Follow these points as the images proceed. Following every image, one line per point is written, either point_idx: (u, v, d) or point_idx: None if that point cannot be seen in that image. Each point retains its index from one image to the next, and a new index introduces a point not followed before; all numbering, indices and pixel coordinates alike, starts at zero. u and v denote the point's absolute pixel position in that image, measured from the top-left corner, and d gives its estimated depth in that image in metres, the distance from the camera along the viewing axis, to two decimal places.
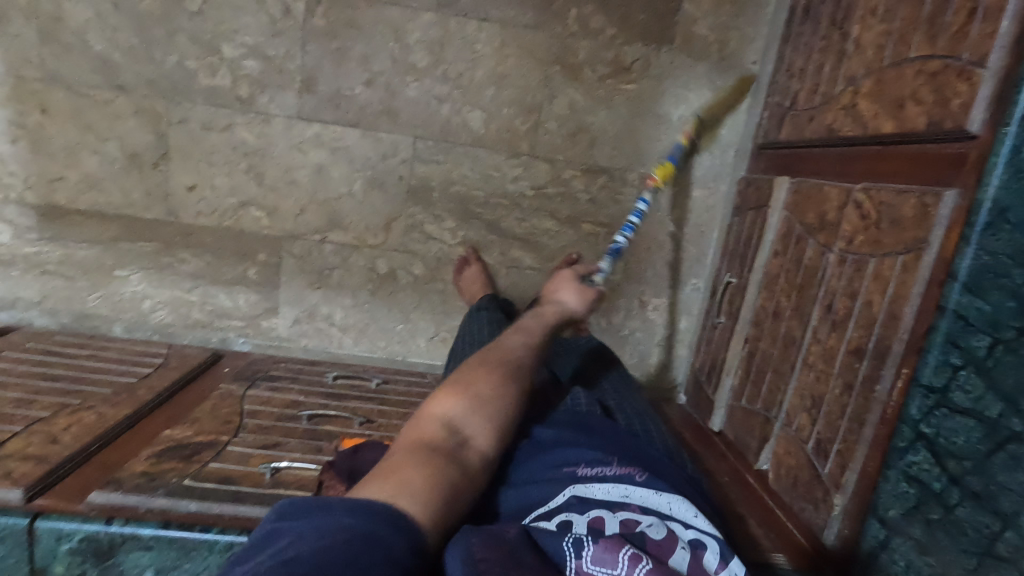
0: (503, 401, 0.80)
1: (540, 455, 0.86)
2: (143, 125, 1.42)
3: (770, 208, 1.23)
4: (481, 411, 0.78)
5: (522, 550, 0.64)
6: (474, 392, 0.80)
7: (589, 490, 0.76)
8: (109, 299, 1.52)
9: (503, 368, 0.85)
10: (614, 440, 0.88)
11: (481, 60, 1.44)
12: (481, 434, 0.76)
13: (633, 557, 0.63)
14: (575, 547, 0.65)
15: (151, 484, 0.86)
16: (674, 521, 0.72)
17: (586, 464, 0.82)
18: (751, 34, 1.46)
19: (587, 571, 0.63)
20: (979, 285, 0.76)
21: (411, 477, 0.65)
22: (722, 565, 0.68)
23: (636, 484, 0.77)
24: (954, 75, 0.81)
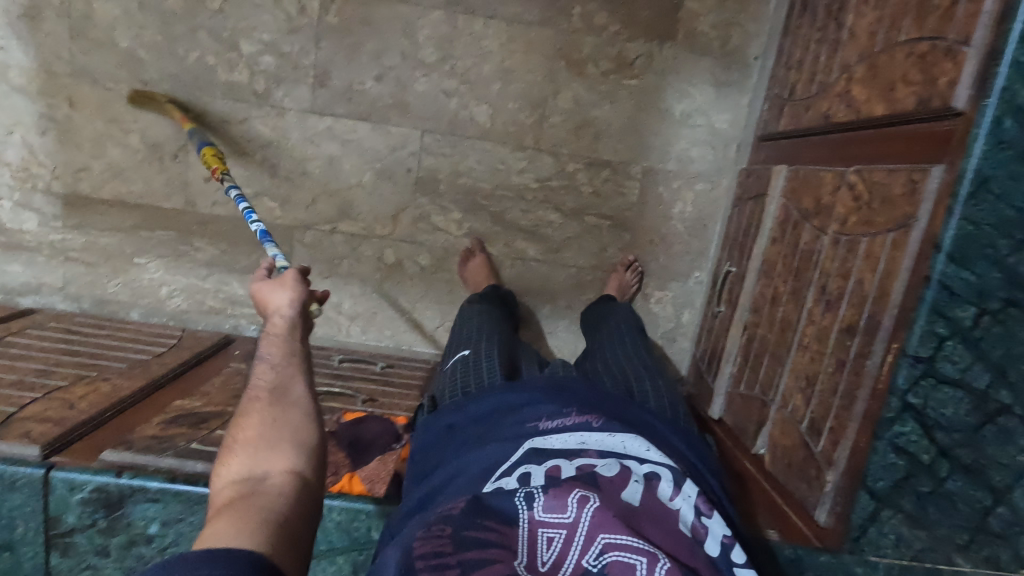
0: (284, 431, 0.72)
1: (503, 416, 0.88)
2: (164, 118, 1.48)
3: (768, 196, 1.25)
4: (265, 446, 0.70)
5: (468, 523, 0.63)
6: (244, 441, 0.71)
7: (547, 441, 0.78)
8: (129, 285, 1.58)
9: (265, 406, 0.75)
10: (579, 395, 0.90)
11: (488, 56, 1.48)
12: (283, 465, 0.69)
13: (581, 499, 0.66)
14: (527, 501, 0.66)
15: (161, 446, 0.90)
16: (630, 459, 0.75)
17: (545, 418, 0.84)
18: (753, 30, 1.49)
19: (540, 520, 0.65)
20: (965, 254, 0.74)
21: (226, 532, 0.57)
22: (676, 492, 0.72)
23: (593, 431, 0.80)
24: (942, 55, 0.83)
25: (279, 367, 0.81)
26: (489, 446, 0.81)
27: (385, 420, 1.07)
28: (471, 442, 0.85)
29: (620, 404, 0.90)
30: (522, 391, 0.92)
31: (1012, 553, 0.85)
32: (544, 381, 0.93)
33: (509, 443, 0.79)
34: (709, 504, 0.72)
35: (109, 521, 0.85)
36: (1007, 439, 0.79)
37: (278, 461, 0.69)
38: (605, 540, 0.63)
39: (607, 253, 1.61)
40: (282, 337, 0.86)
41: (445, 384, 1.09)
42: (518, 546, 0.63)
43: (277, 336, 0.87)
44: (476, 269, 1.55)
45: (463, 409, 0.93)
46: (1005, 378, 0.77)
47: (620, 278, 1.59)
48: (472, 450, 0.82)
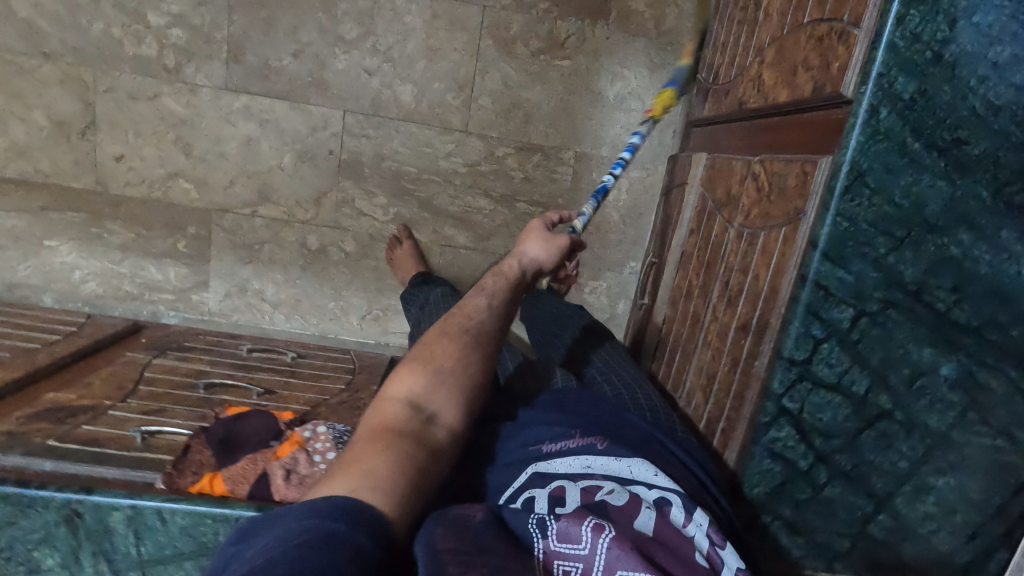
0: (463, 374, 0.66)
1: (501, 440, 0.78)
2: (69, 94, 1.41)
3: (688, 185, 1.20)
4: (445, 384, 0.64)
5: (487, 534, 0.59)
6: (435, 365, 0.65)
7: (551, 465, 0.70)
8: (40, 269, 1.52)
9: (468, 336, 0.69)
10: (586, 410, 0.81)
11: (411, 33, 1.41)
12: (452, 413, 0.63)
13: (596, 528, 0.60)
14: (540, 529, 0.62)
15: (12, 442, 0.84)
16: (637, 484, 0.69)
17: (547, 439, 0.74)
18: (689, 10, 1.43)
19: (555, 550, 0.60)
20: (841, 252, 0.70)
21: (380, 473, 0.52)
22: (689, 519, 0.66)
23: (598, 454, 0.72)
24: (836, 38, 0.77)
25: (488, 302, 0.74)
26: (492, 473, 0.73)
27: (274, 415, 0.96)
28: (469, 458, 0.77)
29: (624, 421, 0.81)
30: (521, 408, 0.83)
31: (895, 559, 0.82)
32: (544, 399, 0.84)
33: (509, 469, 0.71)
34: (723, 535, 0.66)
35: None
36: (886, 445, 0.76)
37: (449, 407, 0.63)
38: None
39: None
40: (514, 277, 0.80)
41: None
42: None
43: (506, 277, 0.79)
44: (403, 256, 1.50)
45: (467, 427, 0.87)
46: (884, 383, 0.74)
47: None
48: (474, 473, 0.74)
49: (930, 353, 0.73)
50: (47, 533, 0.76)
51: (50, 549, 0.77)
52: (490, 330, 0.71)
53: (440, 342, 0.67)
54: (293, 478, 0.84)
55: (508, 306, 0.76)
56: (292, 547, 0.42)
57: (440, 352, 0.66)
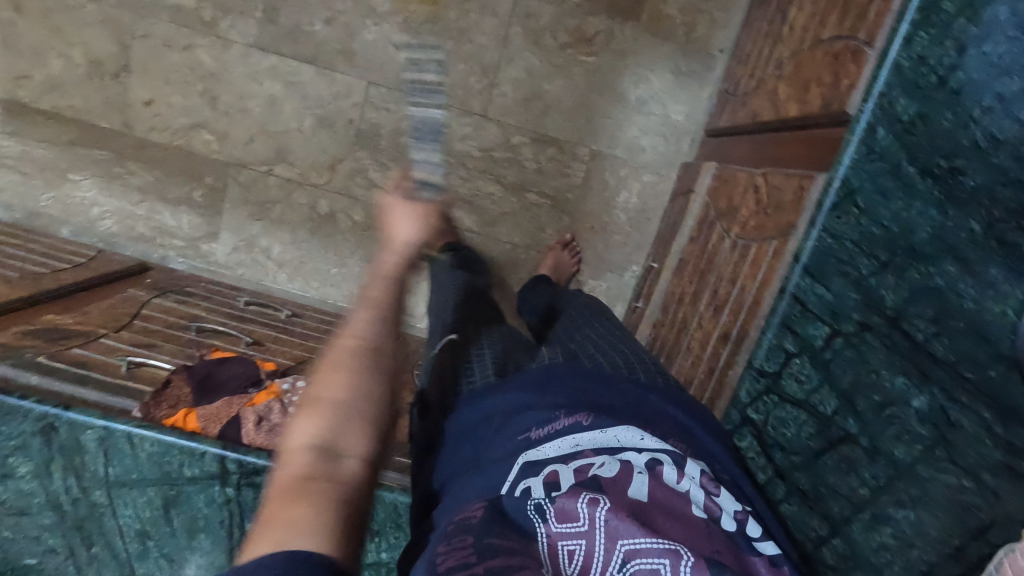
0: (369, 396, 0.53)
1: (490, 425, 0.72)
2: (108, 35, 1.45)
3: (694, 193, 1.19)
4: (349, 416, 0.51)
5: (487, 530, 0.54)
6: (327, 398, 0.51)
7: (540, 452, 0.64)
8: (61, 201, 1.57)
9: (362, 352, 0.55)
10: (567, 385, 0.75)
11: (442, 13, 1.43)
12: (369, 443, 0.50)
13: (591, 501, 0.55)
14: (539, 514, 0.56)
15: (7, 353, 0.88)
16: (626, 451, 0.63)
17: (534, 426, 0.68)
18: (721, 20, 1.43)
19: (557, 533, 0.54)
20: (822, 268, 0.75)
21: (301, 549, 0.40)
22: (682, 474, 0.61)
23: (584, 428, 0.66)
24: (849, 56, 0.77)
25: (376, 309, 0.61)
26: (480, 471, 0.65)
27: (252, 366, 0.99)
28: (459, 468, 0.70)
29: (605, 391, 0.75)
30: (502, 395, 0.76)
31: None
32: (525, 374, 0.78)
33: (498, 464, 0.64)
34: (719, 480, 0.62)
35: None
36: (847, 470, 0.75)
37: (360, 440, 0.50)
38: (626, 546, 0.53)
39: (544, 233, 1.56)
40: (383, 277, 0.66)
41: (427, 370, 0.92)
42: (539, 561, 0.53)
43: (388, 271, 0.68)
44: None
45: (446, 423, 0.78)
46: (851, 405, 0.74)
47: (556, 257, 1.49)
48: (466, 477, 0.66)
49: (902, 383, 0.71)
50: (23, 441, 0.77)
51: (24, 457, 0.78)
52: (384, 339, 0.58)
53: (334, 368, 0.54)
54: (265, 425, 0.86)
55: (399, 298, 0.63)
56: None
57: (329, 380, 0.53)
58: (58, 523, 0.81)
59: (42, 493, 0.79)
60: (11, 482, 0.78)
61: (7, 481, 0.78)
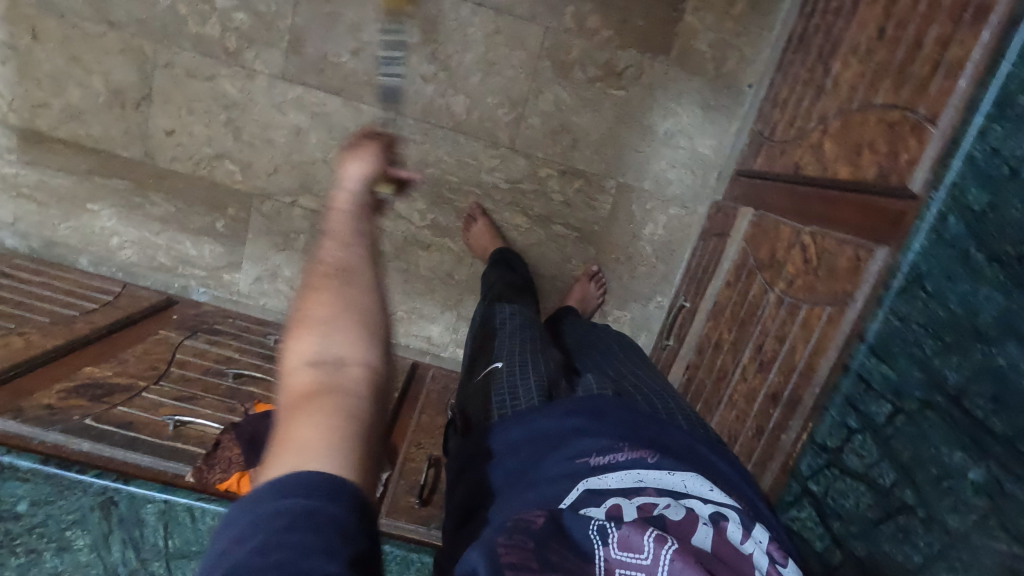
0: (357, 316, 0.54)
1: (548, 447, 0.78)
2: (129, 64, 1.42)
3: (730, 237, 1.20)
4: (338, 329, 0.53)
5: (547, 545, 0.56)
6: (316, 316, 0.53)
7: (603, 481, 0.69)
8: (80, 230, 1.54)
9: (340, 276, 0.57)
10: (624, 420, 0.81)
11: (471, 45, 1.42)
12: (360, 348, 0.52)
13: (659, 538, 0.58)
14: (601, 534, 0.59)
15: (53, 418, 0.87)
16: (691, 498, 0.67)
17: (595, 451, 0.74)
18: (751, 55, 1.42)
19: (617, 559, 0.57)
20: (887, 349, 0.75)
21: (316, 446, 0.44)
22: (745, 535, 0.64)
23: (649, 467, 0.71)
24: (909, 129, 0.77)
25: (337, 241, 0.61)
26: (536, 487, 0.71)
27: None
28: (511, 480, 0.76)
29: (662, 431, 0.80)
30: (559, 418, 0.82)
31: None
32: (578, 403, 0.84)
33: (560, 484, 0.70)
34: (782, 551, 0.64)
35: None
36: (904, 539, 0.71)
37: (354, 344, 0.52)
38: None
39: (569, 264, 1.56)
40: (346, 217, 0.65)
41: (476, 401, 0.98)
42: None
43: (347, 212, 0.67)
44: (480, 233, 1.49)
45: (500, 436, 0.84)
46: (909, 479, 0.72)
47: (583, 289, 1.51)
48: (517, 491, 0.72)
49: (960, 458, 0.66)
50: (81, 515, 0.77)
51: (82, 530, 0.78)
52: (357, 265, 0.59)
53: (317, 290, 0.56)
54: None
55: (364, 234, 0.64)
56: (275, 536, 0.37)
57: (314, 306, 0.54)
58: None
59: (99, 563, 0.80)
60: (68, 554, 0.79)
61: (65, 552, 0.79)
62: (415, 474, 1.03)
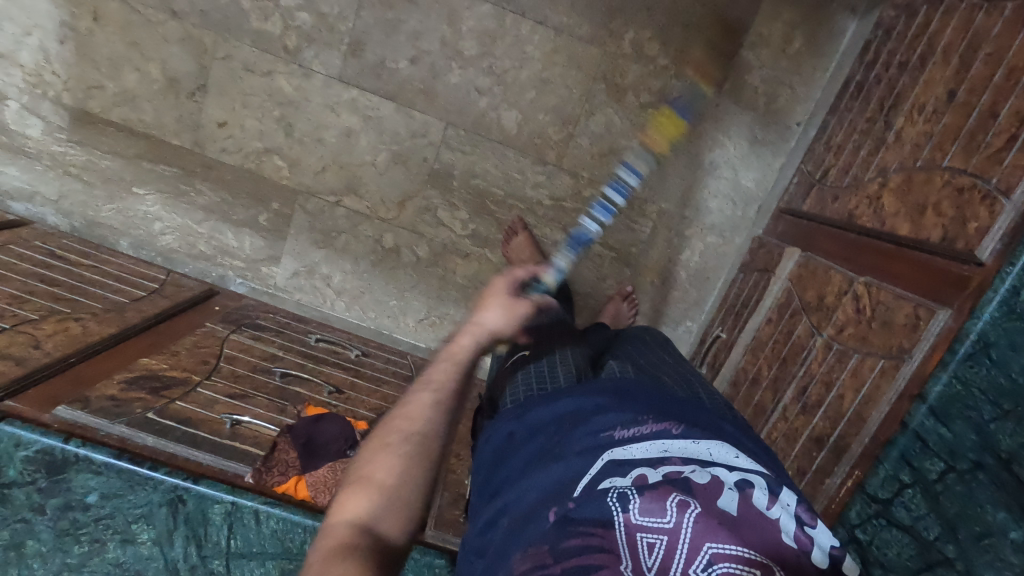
0: (413, 481, 0.63)
1: (572, 426, 0.79)
2: (187, 54, 1.43)
3: (774, 275, 1.22)
4: (394, 499, 0.61)
5: (564, 534, 0.59)
6: (378, 479, 0.62)
7: (627, 452, 0.68)
8: (123, 213, 1.55)
9: (414, 441, 0.66)
10: (647, 401, 0.81)
11: (528, 62, 1.43)
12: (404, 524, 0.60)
13: (680, 505, 0.58)
14: (621, 503, 0.60)
15: (117, 410, 0.88)
16: (717, 466, 0.65)
17: (619, 426, 0.74)
18: (802, 94, 1.45)
19: (637, 524, 0.58)
20: (946, 411, 0.77)
21: None
22: (772, 501, 0.61)
23: (673, 437, 0.70)
24: (978, 197, 0.80)
25: (435, 400, 0.70)
26: (561, 461, 0.72)
27: (347, 422, 0.99)
28: (540, 458, 0.76)
29: (686, 409, 0.80)
30: (586, 399, 0.84)
31: None
32: (606, 386, 0.86)
33: (584, 458, 0.70)
34: (812, 513, 0.61)
35: (51, 482, 0.77)
36: None
37: (397, 520, 0.60)
38: (712, 550, 0.54)
39: (605, 283, 1.59)
40: (450, 369, 0.75)
41: (506, 386, 1.02)
42: (618, 550, 0.56)
43: (456, 363, 0.76)
44: (518, 248, 1.48)
45: (528, 419, 0.86)
46: (954, 535, 0.75)
47: (616, 307, 1.53)
48: (541, 467, 0.73)
49: (1004, 517, 0.71)
50: (149, 510, 0.79)
51: (148, 525, 0.80)
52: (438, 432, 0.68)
53: (385, 449, 0.64)
54: None
55: (460, 401, 0.73)
56: None
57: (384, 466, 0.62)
58: None
59: (160, 558, 0.81)
60: (131, 547, 0.80)
61: (128, 545, 0.80)
62: (458, 486, 1.05)
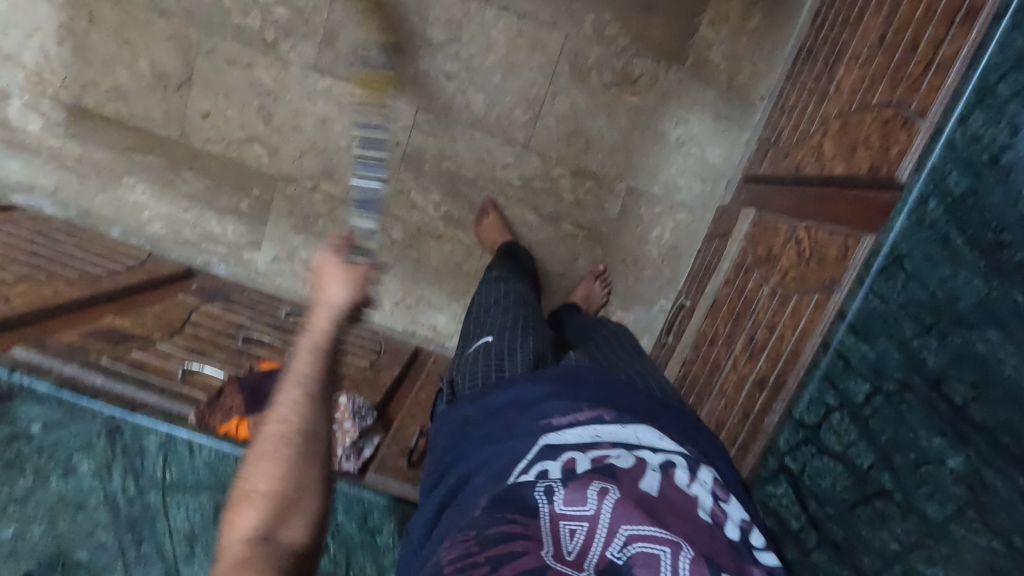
0: (299, 482, 0.65)
1: (516, 414, 0.79)
2: (174, 50, 1.52)
3: (731, 237, 1.23)
4: (286, 506, 0.63)
5: (491, 521, 0.57)
6: (264, 491, 0.63)
7: (561, 436, 0.69)
8: (114, 203, 1.63)
9: (290, 447, 0.66)
10: (593, 390, 0.82)
11: (493, 47, 1.49)
12: (303, 524, 0.63)
13: (601, 491, 0.58)
14: (546, 494, 0.59)
15: (70, 353, 0.92)
16: (642, 449, 0.67)
17: (557, 413, 0.75)
18: (764, 70, 1.47)
19: (561, 513, 0.56)
20: (868, 327, 0.77)
21: None
22: (691, 479, 0.65)
23: (605, 423, 0.72)
24: (900, 124, 0.80)
25: (300, 398, 0.69)
26: (500, 447, 0.72)
27: None
28: (484, 443, 0.76)
29: (625, 398, 0.82)
30: (534, 386, 0.84)
31: None
32: (555, 372, 0.86)
33: (522, 442, 0.71)
34: (725, 490, 0.65)
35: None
36: (881, 524, 0.72)
37: (296, 523, 0.63)
38: (628, 532, 0.54)
39: (577, 263, 1.60)
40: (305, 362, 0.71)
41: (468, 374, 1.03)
42: (542, 536, 0.54)
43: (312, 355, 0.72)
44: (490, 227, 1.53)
45: (477, 406, 0.86)
46: (888, 462, 0.73)
47: (588, 287, 1.55)
48: (484, 453, 0.73)
49: (939, 443, 0.68)
50: (89, 441, 0.83)
51: (88, 456, 0.83)
52: (313, 425, 0.69)
53: (264, 461, 0.65)
54: None
55: (328, 386, 0.72)
56: None
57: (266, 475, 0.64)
58: (111, 521, 0.85)
59: (101, 490, 0.84)
60: (73, 479, 0.83)
61: (69, 477, 0.83)
62: (406, 440, 1.07)
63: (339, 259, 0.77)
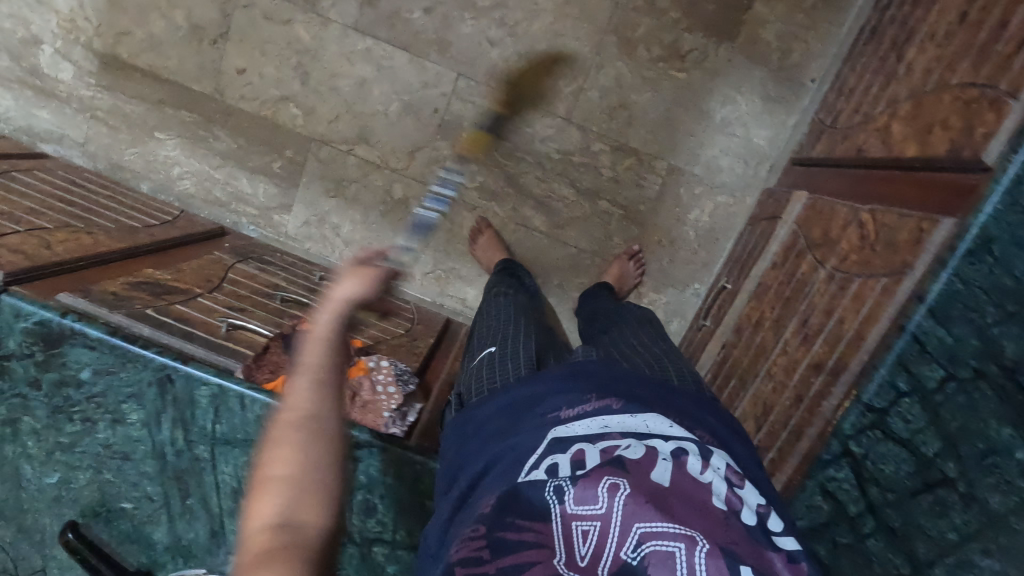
0: (315, 470, 0.50)
1: (520, 410, 0.70)
2: (211, 2, 1.48)
3: (781, 220, 1.20)
4: (303, 495, 0.48)
5: (502, 522, 0.52)
6: (276, 479, 0.49)
7: (569, 428, 0.61)
8: (145, 157, 1.61)
9: (304, 430, 0.52)
10: (601, 376, 0.71)
11: (540, 14, 1.45)
12: (322, 515, 0.48)
13: (612, 488, 0.51)
14: (556, 493, 0.52)
15: (117, 303, 0.90)
16: (652, 437, 0.58)
17: (564, 405, 0.65)
18: (817, 51, 1.43)
19: (572, 513, 0.51)
20: (947, 313, 0.75)
21: None
22: (705, 466, 0.56)
23: (614, 413, 0.62)
24: (987, 104, 0.77)
25: (316, 383, 0.55)
26: (502, 448, 0.63)
27: None
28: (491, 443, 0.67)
29: (643, 386, 0.71)
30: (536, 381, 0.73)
31: None
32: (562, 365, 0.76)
33: (527, 438, 0.62)
34: (741, 476, 0.57)
35: (49, 355, 0.79)
36: (940, 513, 0.74)
37: (311, 513, 0.48)
38: (642, 529, 0.48)
39: (611, 241, 1.57)
40: (320, 348, 0.59)
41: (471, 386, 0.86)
42: (553, 541, 0.50)
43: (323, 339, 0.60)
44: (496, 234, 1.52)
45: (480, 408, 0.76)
46: (953, 450, 0.73)
47: (621, 267, 1.52)
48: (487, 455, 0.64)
49: (1009, 434, 0.67)
50: (139, 390, 0.81)
51: (138, 405, 0.81)
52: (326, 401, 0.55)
53: (280, 449, 0.51)
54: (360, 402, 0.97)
55: (339, 366, 0.59)
56: None
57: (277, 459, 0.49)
58: (158, 472, 0.84)
59: (148, 441, 0.83)
60: (122, 428, 0.82)
61: (118, 426, 0.82)
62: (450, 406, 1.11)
63: (360, 257, 0.70)
